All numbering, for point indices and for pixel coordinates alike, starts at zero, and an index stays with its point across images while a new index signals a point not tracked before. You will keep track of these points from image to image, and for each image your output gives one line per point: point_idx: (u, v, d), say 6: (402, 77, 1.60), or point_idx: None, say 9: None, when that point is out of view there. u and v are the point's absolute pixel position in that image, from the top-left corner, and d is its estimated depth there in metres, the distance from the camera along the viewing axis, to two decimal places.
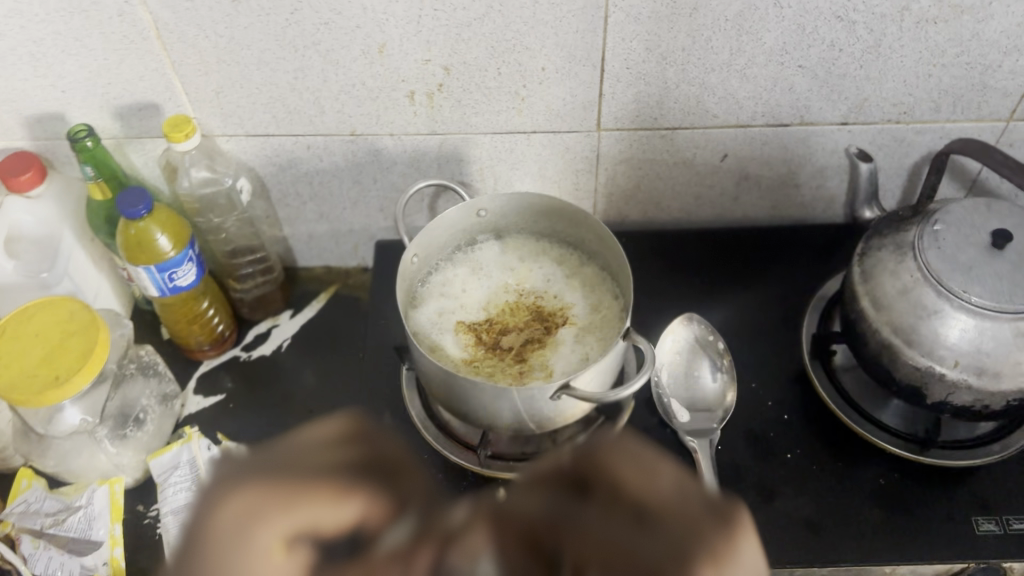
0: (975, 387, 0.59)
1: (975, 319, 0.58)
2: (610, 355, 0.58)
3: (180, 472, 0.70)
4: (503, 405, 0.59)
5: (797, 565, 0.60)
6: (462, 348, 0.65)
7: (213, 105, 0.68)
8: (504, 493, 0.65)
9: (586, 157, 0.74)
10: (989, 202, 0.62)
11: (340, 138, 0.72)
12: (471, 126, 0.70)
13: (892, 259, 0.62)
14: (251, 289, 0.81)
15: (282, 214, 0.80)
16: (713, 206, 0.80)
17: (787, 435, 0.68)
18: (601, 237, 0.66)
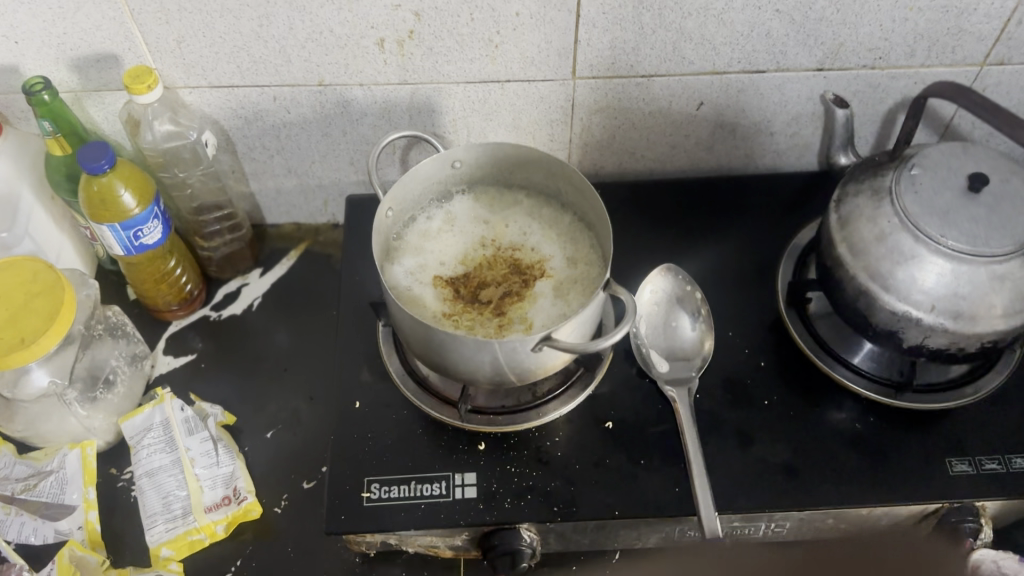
0: (950, 330, 0.59)
1: (951, 263, 0.58)
2: (590, 307, 0.58)
3: (154, 434, 0.68)
4: (483, 358, 0.58)
5: (777, 509, 0.61)
6: (441, 303, 0.64)
7: (174, 55, 0.66)
8: (484, 446, 0.65)
9: (561, 106, 0.73)
10: (965, 146, 0.63)
11: (308, 88, 0.70)
12: (443, 75, 0.69)
13: (869, 205, 0.62)
14: (219, 246, 0.79)
15: (248, 169, 0.78)
16: (688, 155, 0.79)
17: (764, 382, 0.68)
18: (578, 187, 0.65)
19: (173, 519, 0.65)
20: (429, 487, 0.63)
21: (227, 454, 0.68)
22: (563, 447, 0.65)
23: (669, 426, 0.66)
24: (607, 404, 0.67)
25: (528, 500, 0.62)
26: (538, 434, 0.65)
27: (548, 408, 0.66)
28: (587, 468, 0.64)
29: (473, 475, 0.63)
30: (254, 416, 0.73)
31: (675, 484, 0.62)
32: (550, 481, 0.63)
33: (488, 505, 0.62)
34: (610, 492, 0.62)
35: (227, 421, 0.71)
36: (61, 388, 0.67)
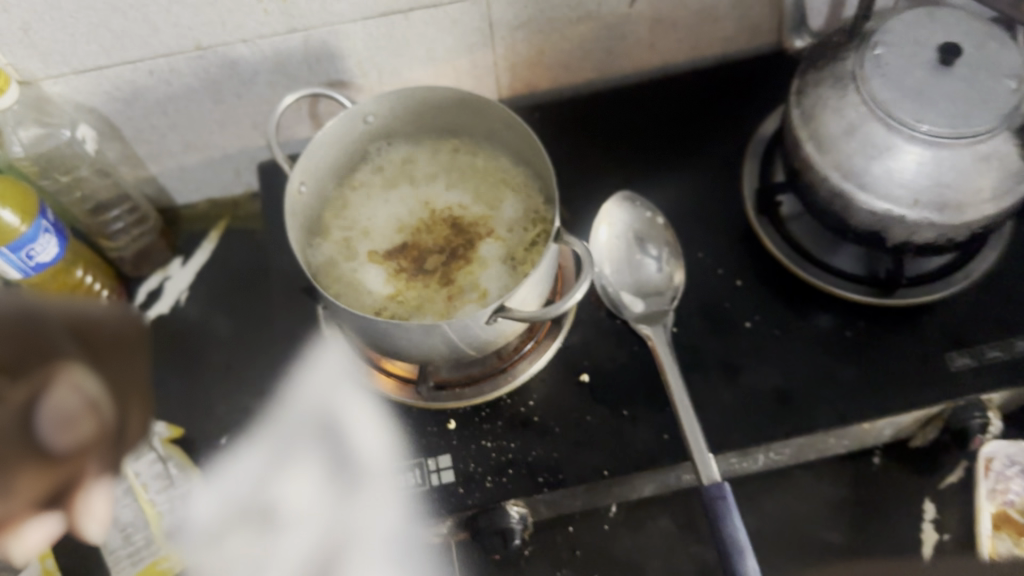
0: (937, 223, 0.54)
1: (930, 150, 0.52)
2: (545, 261, 0.54)
3: None
4: (435, 341, 0.53)
5: (773, 439, 0.57)
6: (384, 281, 0.58)
7: (24, 46, 0.57)
8: (456, 424, 0.61)
9: (478, 28, 0.64)
10: (930, 11, 0.56)
11: (186, 56, 0.61)
12: (335, 15, 0.60)
13: (833, 94, 0.56)
14: (126, 245, 0.71)
15: (143, 152, 0.69)
16: (627, 57, 0.71)
17: (742, 301, 0.63)
18: (504, 120, 0.59)
19: (136, 553, 0.62)
20: (403, 478, 0.59)
21: (182, 474, 0.64)
22: (539, 410, 0.60)
23: (648, 367, 0.61)
24: (579, 353, 0.62)
25: (509, 475, 0.58)
26: (511, 401, 0.61)
27: (518, 369, 0.62)
28: (567, 429, 0.59)
29: (448, 457, 0.59)
30: (205, 425, 0.67)
31: (663, 430, 0.58)
32: (531, 449, 0.59)
33: (469, 488, 0.58)
34: (595, 451, 0.58)
35: (174, 435, 0.66)
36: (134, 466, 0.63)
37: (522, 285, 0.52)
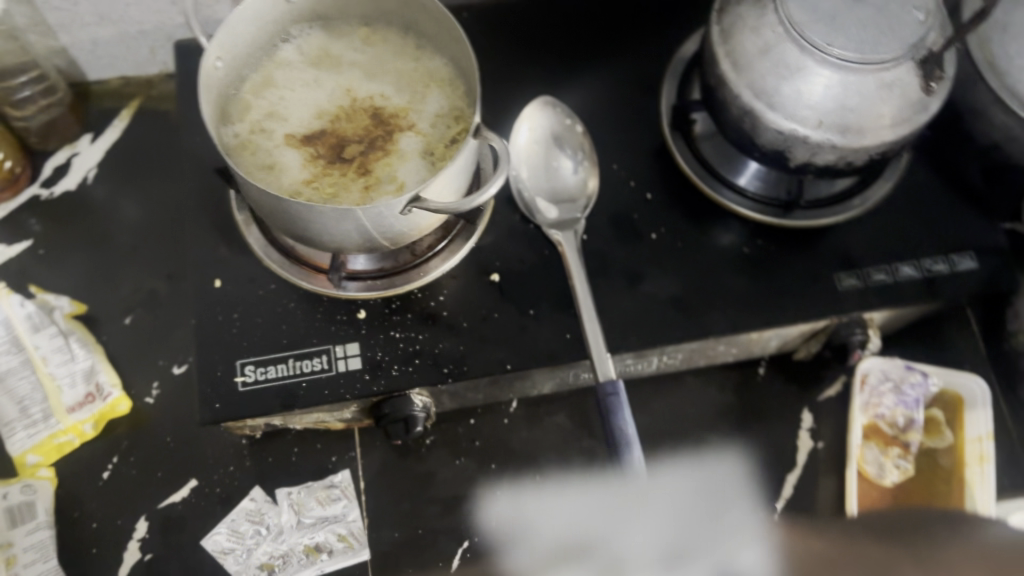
0: (837, 146, 0.56)
1: (839, 74, 0.54)
2: (465, 154, 0.55)
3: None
4: (349, 228, 0.54)
5: (667, 344, 0.60)
6: (301, 166, 0.58)
7: None
8: (366, 314, 0.61)
9: None
10: None
11: None
12: None
13: (752, 14, 0.57)
14: (35, 116, 0.68)
15: (53, 20, 0.66)
16: None
17: (651, 213, 0.65)
18: (431, 13, 0.59)
19: (33, 424, 0.61)
20: (310, 363, 0.60)
21: (84, 349, 0.63)
22: (448, 305, 0.62)
23: (555, 269, 0.63)
24: (491, 254, 0.64)
25: (415, 365, 0.59)
26: (421, 295, 0.62)
27: (430, 267, 0.62)
28: (473, 325, 0.61)
29: (355, 345, 0.60)
30: (109, 304, 0.67)
31: (565, 330, 0.61)
32: (437, 342, 0.60)
33: (375, 375, 0.59)
34: (500, 346, 0.60)
35: (77, 311, 0.65)
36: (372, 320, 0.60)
37: (439, 176, 0.53)
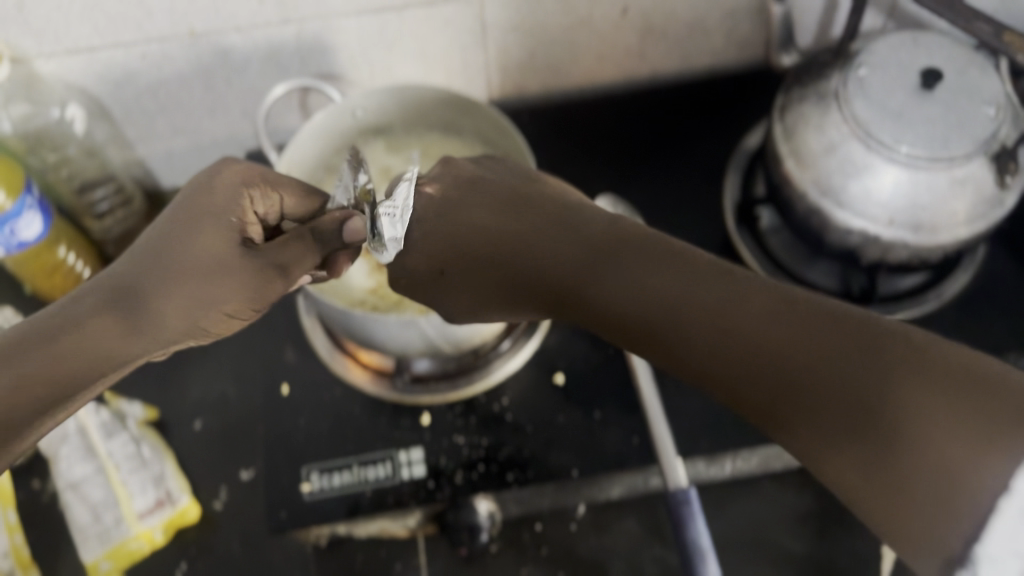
0: (911, 244, 0.55)
1: (908, 171, 0.53)
2: None
3: (71, 445, 0.63)
4: (411, 334, 0.54)
5: (740, 448, 0.59)
6: (368, 274, 0.60)
7: (17, 25, 0.57)
8: (429, 419, 0.61)
9: (470, 29, 0.64)
10: (915, 36, 0.57)
11: (178, 42, 0.61)
12: (329, 9, 0.60)
13: (815, 113, 0.56)
14: (112, 226, 0.71)
15: (131, 135, 0.70)
16: (618, 66, 0.71)
17: None
18: (489, 120, 0.59)
19: (105, 532, 0.61)
20: (375, 469, 0.59)
21: (155, 456, 0.64)
22: (512, 409, 0.61)
23: (620, 370, 0.62)
24: (555, 356, 0.63)
25: (478, 471, 0.59)
26: (486, 399, 0.61)
27: (493, 368, 0.62)
28: (538, 428, 0.60)
29: (419, 450, 0.60)
30: (178, 407, 0.68)
31: (633, 434, 0.59)
32: (502, 447, 0.59)
33: (439, 482, 0.58)
34: (566, 450, 0.59)
35: (149, 418, 0.66)
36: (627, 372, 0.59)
37: None
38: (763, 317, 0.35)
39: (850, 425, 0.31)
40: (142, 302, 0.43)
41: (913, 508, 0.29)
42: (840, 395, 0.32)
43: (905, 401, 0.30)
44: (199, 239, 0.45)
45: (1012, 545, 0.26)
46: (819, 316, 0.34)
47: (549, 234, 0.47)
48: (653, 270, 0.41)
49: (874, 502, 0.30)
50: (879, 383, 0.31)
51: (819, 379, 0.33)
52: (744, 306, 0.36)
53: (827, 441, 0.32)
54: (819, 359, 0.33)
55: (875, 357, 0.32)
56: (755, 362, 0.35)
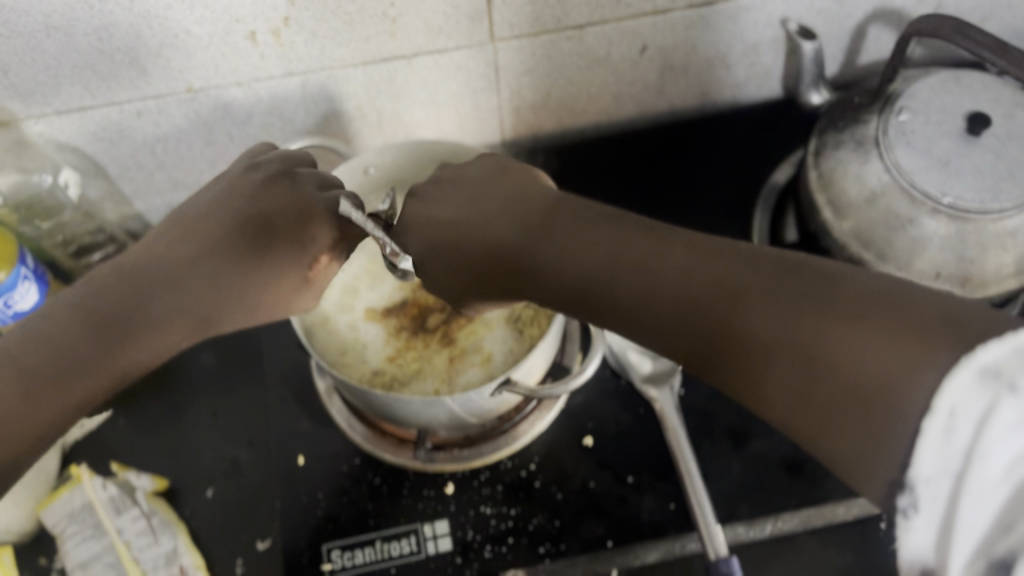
0: (958, 297, 0.53)
1: (955, 224, 0.50)
2: (554, 329, 0.52)
3: (77, 523, 0.58)
4: (436, 412, 0.51)
5: (782, 510, 0.56)
6: (386, 341, 0.59)
7: (3, 88, 0.53)
8: (454, 488, 0.58)
9: (483, 73, 0.61)
10: (956, 76, 0.54)
11: (176, 98, 0.58)
12: (335, 60, 0.57)
13: (854, 160, 0.54)
14: None
15: (129, 190, 0.66)
16: (636, 102, 0.68)
17: None
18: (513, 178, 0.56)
19: None
20: (398, 545, 0.57)
21: (167, 530, 0.58)
22: (540, 475, 0.58)
23: (651, 429, 0.60)
24: (583, 416, 0.61)
25: (508, 544, 0.56)
26: (512, 464, 0.59)
27: (518, 431, 0.60)
28: (568, 495, 0.58)
29: (444, 523, 0.57)
30: (190, 474, 0.62)
31: (669, 500, 0.57)
32: (531, 517, 0.57)
33: (467, 558, 0.56)
34: (598, 519, 0.56)
35: (158, 488, 0.60)
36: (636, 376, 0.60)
37: (528, 359, 0.50)
38: (678, 270, 0.36)
39: (777, 359, 0.31)
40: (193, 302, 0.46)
41: (837, 426, 0.29)
42: (762, 338, 0.31)
43: (808, 334, 0.30)
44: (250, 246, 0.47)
45: (943, 463, 0.25)
46: (737, 262, 0.35)
47: (495, 228, 0.47)
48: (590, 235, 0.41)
49: (809, 426, 0.30)
50: (783, 315, 0.31)
51: (770, 325, 0.31)
52: (663, 264, 0.37)
53: (757, 376, 0.32)
54: (742, 295, 0.33)
55: (788, 291, 0.32)
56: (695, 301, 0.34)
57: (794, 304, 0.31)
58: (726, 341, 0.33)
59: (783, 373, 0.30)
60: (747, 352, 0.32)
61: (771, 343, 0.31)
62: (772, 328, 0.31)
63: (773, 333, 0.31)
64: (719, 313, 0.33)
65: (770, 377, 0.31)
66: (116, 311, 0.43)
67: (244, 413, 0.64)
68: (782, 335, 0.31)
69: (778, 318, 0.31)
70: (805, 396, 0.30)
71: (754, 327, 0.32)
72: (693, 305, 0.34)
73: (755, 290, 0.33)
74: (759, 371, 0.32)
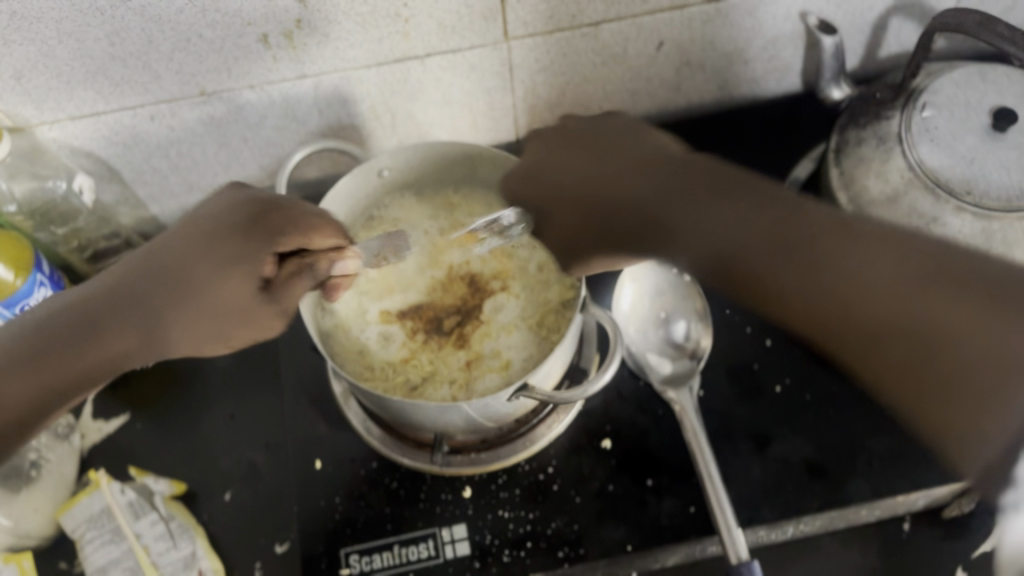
0: None
1: (981, 222, 0.49)
2: (571, 332, 0.51)
3: (95, 528, 0.58)
4: (452, 417, 0.51)
5: (805, 514, 0.55)
6: (400, 344, 0.59)
7: (16, 93, 0.53)
8: (471, 492, 0.58)
9: (497, 72, 0.61)
10: (982, 71, 0.53)
11: (188, 101, 0.57)
12: (347, 61, 0.57)
13: (876, 157, 0.53)
14: None
15: (143, 194, 0.66)
16: (653, 99, 0.67)
17: (773, 362, 0.61)
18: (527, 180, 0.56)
19: None
20: (416, 550, 0.56)
21: (184, 534, 0.58)
22: (558, 478, 0.58)
23: (670, 431, 0.59)
24: (601, 417, 0.60)
25: (527, 549, 0.55)
26: (530, 468, 0.59)
27: (536, 434, 0.60)
28: (586, 499, 0.57)
29: (462, 528, 0.57)
30: (207, 479, 0.61)
31: (689, 503, 0.56)
32: (550, 520, 0.57)
33: (485, 562, 0.55)
34: (617, 522, 0.56)
35: (176, 492, 0.60)
36: (637, 364, 0.62)
37: (544, 363, 0.50)
38: (800, 244, 0.37)
39: (913, 349, 0.34)
40: (160, 316, 0.45)
41: (959, 408, 0.33)
42: (895, 321, 0.34)
43: (967, 325, 0.33)
44: (213, 264, 0.45)
45: None
46: (878, 238, 0.36)
47: (622, 173, 0.45)
48: (699, 211, 0.41)
49: (915, 399, 0.34)
50: (926, 303, 0.33)
51: (906, 309, 0.34)
52: (783, 236, 0.38)
53: (872, 352, 0.35)
54: (892, 272, 0.35)
55: (940, 273, 0.34)
56: (822, 276, 0.36)
57: (929, 298, 0.33)
58: (856, 324, 0.35)
59: (914, 360, 0.34)
60: (883, 336, 0.35)
61: (901, 328, 0.34)
62: (912, 317, 0.34)
63: (907, 322, 0.34)
64: (847, 293, 0.35)
65: (894, 362, 0.34)
66: (83, 316, 0.45)
67: (260, 417, 0.64)
68: (923, 323, 0.33)
69: (941, 300, 0.33)
70: (955, 386, 0.33)
71: (881, 313, 0.34)
72: (820, 278, 0.36)
73: (891, 277, 0.35)
74: (888, 354, 0.34)
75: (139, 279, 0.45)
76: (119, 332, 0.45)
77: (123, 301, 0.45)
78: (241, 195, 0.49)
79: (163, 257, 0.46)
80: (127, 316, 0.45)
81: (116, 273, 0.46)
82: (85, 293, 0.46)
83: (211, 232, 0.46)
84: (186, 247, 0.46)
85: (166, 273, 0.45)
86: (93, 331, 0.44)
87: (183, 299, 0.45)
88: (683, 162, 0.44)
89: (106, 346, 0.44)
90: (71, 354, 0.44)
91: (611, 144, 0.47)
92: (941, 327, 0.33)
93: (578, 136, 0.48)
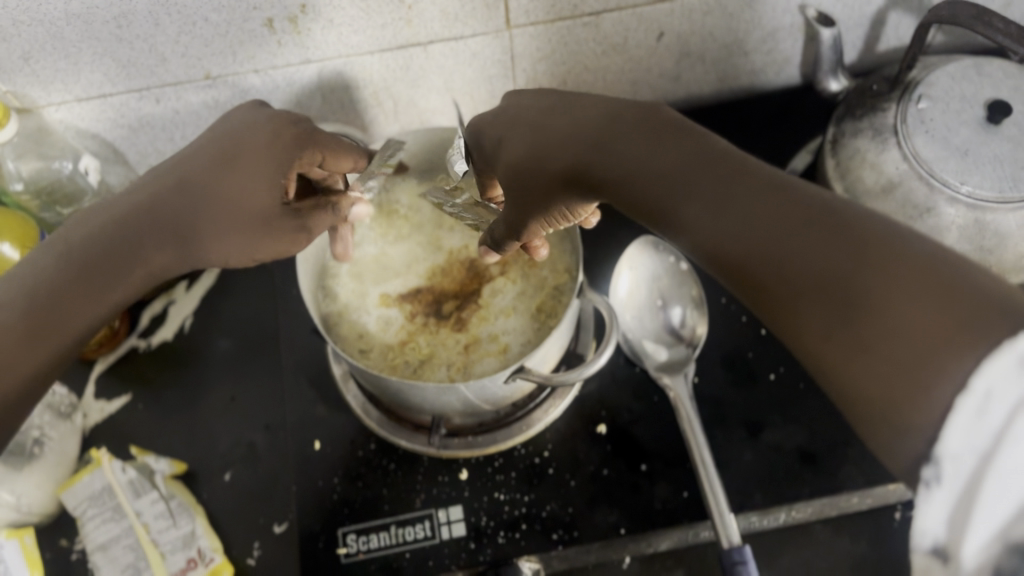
0: None
1: (973, 213, 0.49)
2: (568, 317, 0.52)
3: (96, 506, 0.59)
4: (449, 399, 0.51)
5: (796, 500, 0.56)
6: (399, 327, 0.60)
7: (24, 74, 0.54)
8: (467, 474, 0.59)
9: (499, 61, 0.61)
10: (977, 64, 0.53)
11: (193, 84, 0.58)
12: (351, 47, 0.57)
13: (872, 147, 0.53)
14: None
15: None
16: (652, 89, 0.68)
17: (768, 350, 0.62)
18: None
19: None
20: (412, 530, 0.57)
21: (185, 512, 0.59)
22: (553, 461, 0.59)
23: (664, 417, 0.60)
24: (596, 403, 0.61)
25: (522, 531, 0.56)
26: (526, 451, 0.59)
27: (532, 418, 0.60)
28: (581, 482, 0.58)
29: (458, 509, 0.58)
30: (208, 458, 0.62)
31: (683, 488, 0.57)
32: (545, 503, 0.57)
33: (480, 543, 0.56)
34: (611, 506, 0.57)
35: (176, 471, 0.61)
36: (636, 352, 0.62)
37: (541, 346, 0.50)
38: (717, 190, 0.34)
39: (812, 303, 0.30)
40: (209, 221, 0.47)
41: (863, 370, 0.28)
42: (798, 271, 0.30)
43: (870, 286, 0.28)
44: (253, 168, 0.48)
45: (972, 441, 0.25)
46: (797, 193, 0.32)
47: (555, 131, 0.42)
48: (634, 153, 0.38)
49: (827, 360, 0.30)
50: (830, 258, 0.29)
51: (809, 260, 0.30)
52: (702, 181, 0.35)
53: (797, 304, 0.30)
54: (799, 226, 0.31)
55: (852, 230, 0.30)
56: (728, 219, 0.33)
57: (838, 252, 0.29)
58: (761, 276, 0.31)
59: (817, 316, 0.30)
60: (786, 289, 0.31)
61: (803, 281, 0.30)
62: (814, 269, 0.30)
63: (807, 276, 0.30)
64: (753, 242, 0.32)
65: (804, 318, 0.30)
66: (133, 227, 0.46)
67: (260, 398, 0.65)
68: (827, 275, 0.29)
69: (842, 256, 0.29)
70: (848, 351, 0.29)
71: (788, 261, 0.30)
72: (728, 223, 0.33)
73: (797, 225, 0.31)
74: (798, 312, 0.30)
75: (180, 186, 0.47)
76: (169, 239, 0.47)
77: (168, 209, 0.47)
78: (248, 109, 0.52)
79: (199, 168, 0.48)
80: (178, 223, 0.47)
81: (143, 184, 0.48)
82: (122, 208, 0.47)
83: (238, 142, 0.49)
84: (215, 157, 0.49)
85: (203, 182, 0.48)
86: (147, 237, 0.46)
87: (229, 207, 0.48)
88: (625, 115, 0.40)
89: (159, 250, 0.46)
90: (126, 262, 0.45)
91: (561, 103, 0.44)
92: (840, 284, 0.29)
93: (532, 97, 0.47)
